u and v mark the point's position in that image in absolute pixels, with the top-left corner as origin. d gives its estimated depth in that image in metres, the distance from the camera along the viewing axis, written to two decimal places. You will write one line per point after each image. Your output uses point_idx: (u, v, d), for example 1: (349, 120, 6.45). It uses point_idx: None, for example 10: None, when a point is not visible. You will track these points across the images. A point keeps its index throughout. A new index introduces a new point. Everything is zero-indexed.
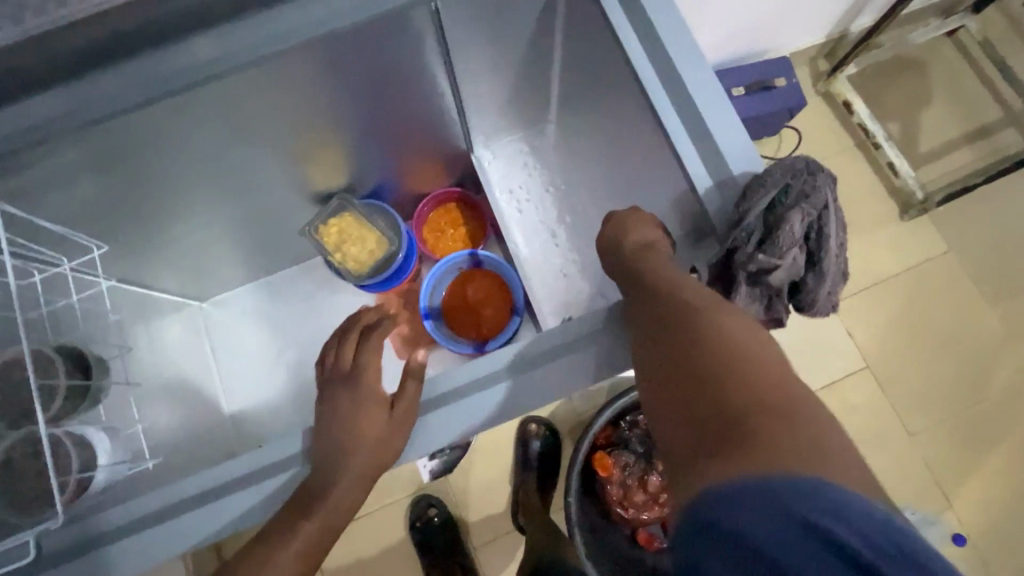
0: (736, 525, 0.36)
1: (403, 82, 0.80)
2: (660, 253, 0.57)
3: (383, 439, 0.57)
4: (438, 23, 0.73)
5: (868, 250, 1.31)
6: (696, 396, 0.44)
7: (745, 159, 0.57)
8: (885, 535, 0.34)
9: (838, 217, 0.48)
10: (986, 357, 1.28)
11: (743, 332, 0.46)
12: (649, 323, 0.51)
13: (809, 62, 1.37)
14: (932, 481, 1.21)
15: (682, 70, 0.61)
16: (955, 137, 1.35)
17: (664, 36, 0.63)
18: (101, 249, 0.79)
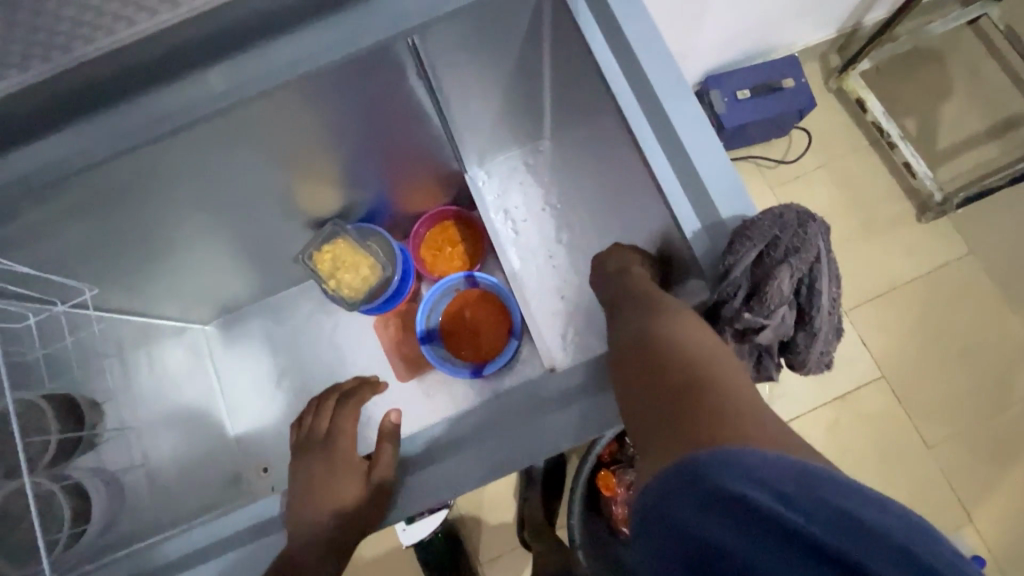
0: (683, 518, 0.36)
1: (390, 110, 0.78)
2: (635, 272, 0.58)
3: (365, 503, 0.54)
4: (419, 56, 0.70)
5: (902, 256, 1.22)
6: (641, 385, 0.45)
7: (727, 199, 0.53)
8: (794, 483, 0.34)
9: (832, 271, 0.43)
10: (1009, 365, 1.17)
11: (687, 326, 0.46)
12: (611, 324, 0.53)
13: (820, 58, 1.30)
14: (956, 500, 1.12)
15: (663, 100, 0.57)
16: (977, 133, 1.26)
17: (644, 62, 0.58)
18: (93, 290, 0.80)
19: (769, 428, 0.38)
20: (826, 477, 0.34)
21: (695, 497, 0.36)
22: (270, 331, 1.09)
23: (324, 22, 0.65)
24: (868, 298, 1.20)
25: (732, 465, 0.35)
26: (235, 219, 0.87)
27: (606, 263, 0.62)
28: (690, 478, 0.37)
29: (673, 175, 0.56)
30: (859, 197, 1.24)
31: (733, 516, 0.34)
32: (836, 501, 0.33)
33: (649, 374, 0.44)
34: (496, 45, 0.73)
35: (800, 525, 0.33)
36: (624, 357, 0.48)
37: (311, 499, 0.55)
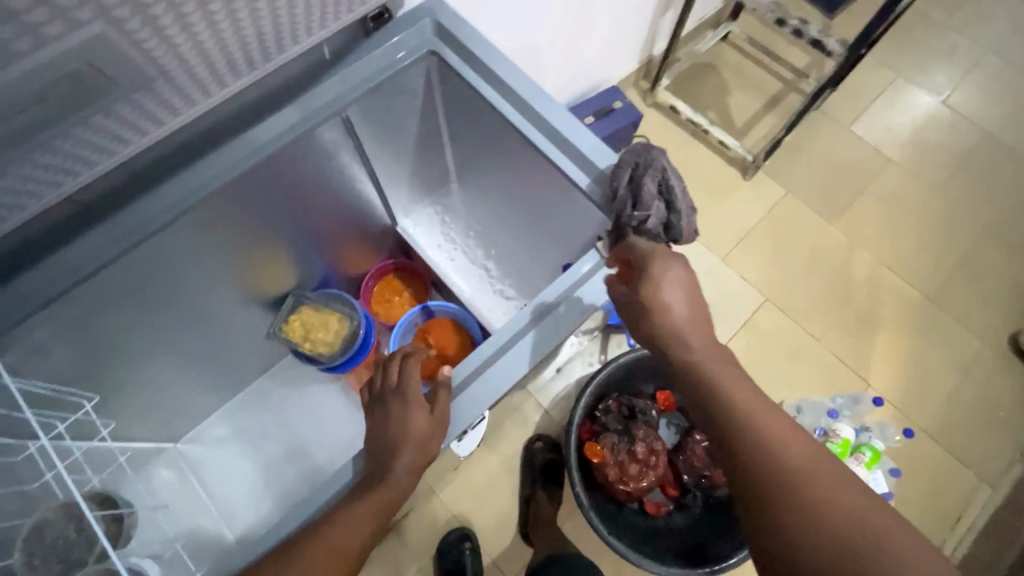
0: None
1: (323, 179, 0.94)
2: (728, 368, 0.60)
3: (427, 437, 0.58)
4: (349, 129, 0.89)
5: (744, 207, 1.56)
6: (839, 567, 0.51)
7: (598, 155, 0.69)
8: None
9: (681, 174, 0.61)
10: (844, 261, 1.52)
11: (859, 508, 0.54)
12: (758, 498, 0.56)
13: (634, 85, 1.68)
14: (850, 371, 1.39)
15: (532, 104, 0.74)
16: (757, 109, 1.69)
17: (508, 81, 0.75)
18: (92, 400, 0.88)
19: None
20: None
21: None
22: (253, 415, 1.14)
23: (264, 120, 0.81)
24: (732, 244, 1.52)
25: None
26: (204, 307, 0.96)
27: (684, 335, 0.59)
28: None
29: (560, 152, 0.72)
30: (697, 173, 1.60)
31: None
32: None
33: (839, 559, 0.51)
34: (401, 118, 0.92)
35: None
36: (803, 539, 0.53)
37: (386, 434, 0.58)
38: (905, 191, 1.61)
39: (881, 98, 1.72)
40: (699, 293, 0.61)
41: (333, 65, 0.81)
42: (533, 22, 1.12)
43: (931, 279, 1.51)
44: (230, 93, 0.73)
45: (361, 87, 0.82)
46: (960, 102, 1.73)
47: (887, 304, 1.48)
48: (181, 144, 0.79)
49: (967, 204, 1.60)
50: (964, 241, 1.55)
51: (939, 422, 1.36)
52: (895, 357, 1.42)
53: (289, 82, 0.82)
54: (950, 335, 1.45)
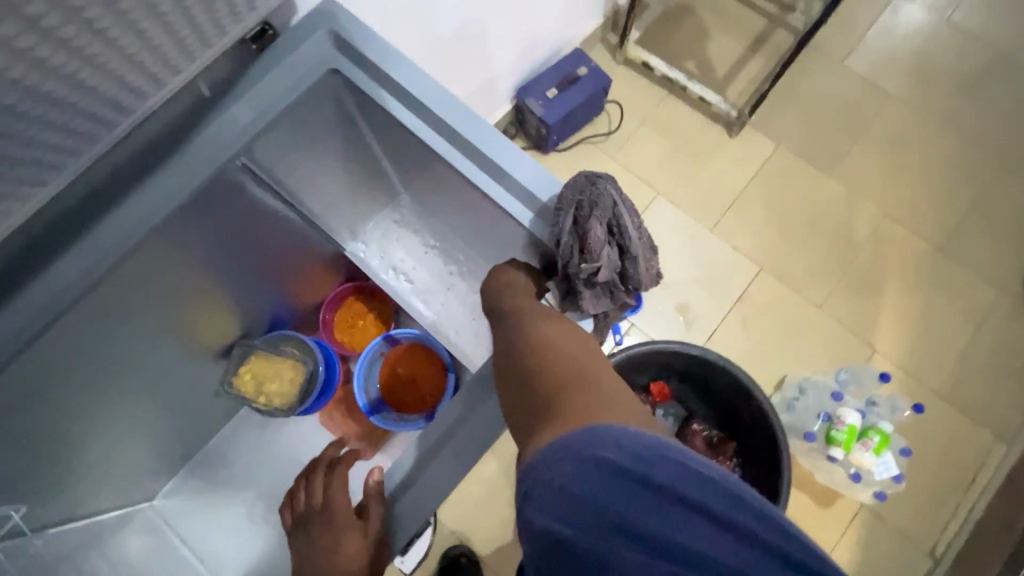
0: (563, 478, 0.41)
1: (242, 229, 0.81)
2: (520, 289, 0.59)
3: (367, 556, 0.57)
4: (253, 169, 0.73)
5: (732, 169, 1.43)
6: (519, 379, 0.51)
7: (539, 185, 0.59)
8: (654, 457, 0.41)
9: (633, 208, 0.51)
10: (843, 217, 1.40)
11: (554, 333, 0.53)
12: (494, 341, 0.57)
13: (601, 41, 1.50)
14: (854, 338, 1.31)
15: (459, 130, 0.62)
16: (741, 54, 1.52)
17: (429, 104, 0.64)
18: (17, 508, 0.80)
19: (620, 405, 0.45)
20: (668, 447, 0.42)
21: (572, 461, 0.41)
22: (229, 460, 1.06)
23: (146, 187, 0.66)
24: (722, 212, 1.40)
25: (598, 438, 0.41)
26: (144, 384, 0.86)
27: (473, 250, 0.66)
28: (565, 450, 0.42)
29: (500, 186, 0.61)
30: (678, 136, 1.45)
31: (608, 475, 0.40)
32: (675, 457, 0.41)
33: (519, 372, 0.51)
34: (323, 145, 0.79)
35: (668, 482, 0.40)
36: (501, 366, 0.54)
37: (317, 559, 0.58)
38: (908, 129, 1.46)
39: (877, 24, 1.54)
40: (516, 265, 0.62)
41: (216, 101, 0.68)
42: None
43: (938, 226, 1.39)
44: (92, 156, 0.61)
45: (252, 128, 0.67)
46: (966, 18, 1.55)
47: (892, 259, 1.37)
48: (59, 222, 0.67)
49: (977, 136, 1.46)
50: (974, 180, 1.42)
51: (951, 382, 1.29)
52: (900, 317, 1.33)
53: (171, 129, 0.68)
54: (959, 287, 1.35)
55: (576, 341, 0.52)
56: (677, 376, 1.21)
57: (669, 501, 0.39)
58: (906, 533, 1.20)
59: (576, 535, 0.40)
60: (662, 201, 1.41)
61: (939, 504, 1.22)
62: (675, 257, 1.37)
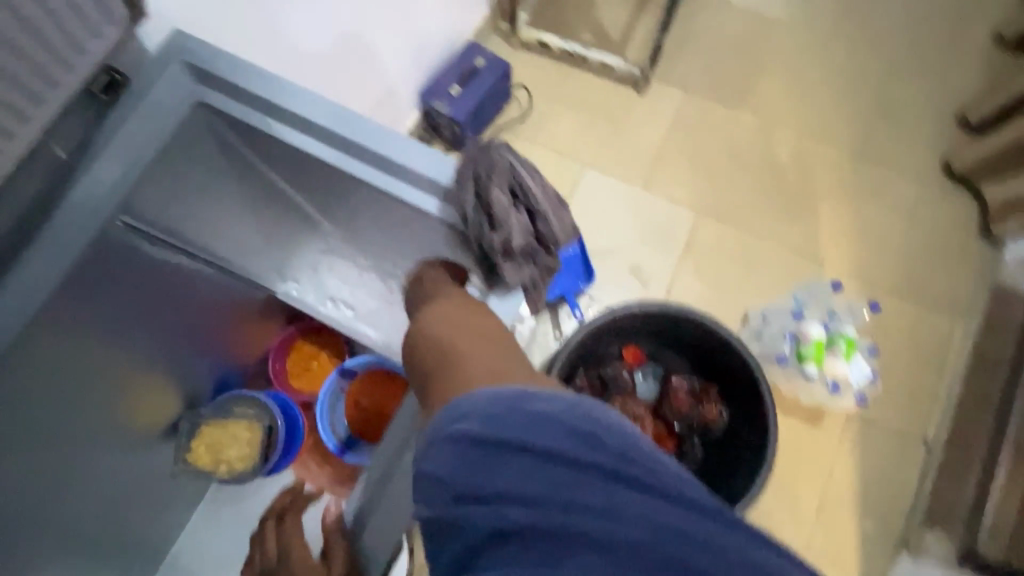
0: (430, 464, 0.42)
1: (138, 290, 0.74)
2: (426, 280, 0.58)
3: None
4: (140, 227, 0.68)
5: (649, 125, 1.45)
6: (409, 370, 0.52)
7: (432, 169, 0.57)
8: (502, 414, 0.41)
9: (529, 166, 0.51)
10: (764, 145, 1.43)
11: (431, 312, 0.53)
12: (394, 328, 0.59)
13: (494, 30, 1.49)
14: (803, 257, 1.34)
15: (340, 134, 0.59)
16: (630, 13, 1.54)
17: (309, 115, 0.61)
18: None
19: (484, 371, 0.46)
20: (524, 398, 0.42)
21: (437, 445, 0.42)
22: (210, 542, 0.96)
23: (13, 271, 0.60)
24: (649, 169, 1.41)
25: (455, 414, 0.43)
26: (85, 486, 0.79)
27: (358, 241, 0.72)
28: (433, 435, 0.43)
29: (402, 182, 0.59)
30: (591, 105, 1.46)
31: (462, 448, 0.41)
32: (528, 410, 0.41)
33: (406, 362, 0.53)
34: (211, 185, 0.75)
35: (519, 437, 0.39)
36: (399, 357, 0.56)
37: None
38: (802, 49, 1.51)
39: None
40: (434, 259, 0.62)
41: (76, 166, 0.63)
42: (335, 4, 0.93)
43: (852, 134, 1.44)
44: None
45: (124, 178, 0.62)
46: None
47: (818, 175, 1.41)
48: None
49: (863, 41, 1.51)
50: (873, 84, 1.48)
51: (900, 276, 1.32)
52: (839, 226, 1.36)
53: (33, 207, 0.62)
54: (884, 184, 1.40)
55: (453, 314, 0.52)
56: (646, 338, 1.21)
57: (518, 451, 0.39)
58: (896, 430, 1.23)
59: (450, 516, 0.40)
60: (590, 170, 1.41)
61: (917, 394, 1.25)
62: (617, 222, 1.38)
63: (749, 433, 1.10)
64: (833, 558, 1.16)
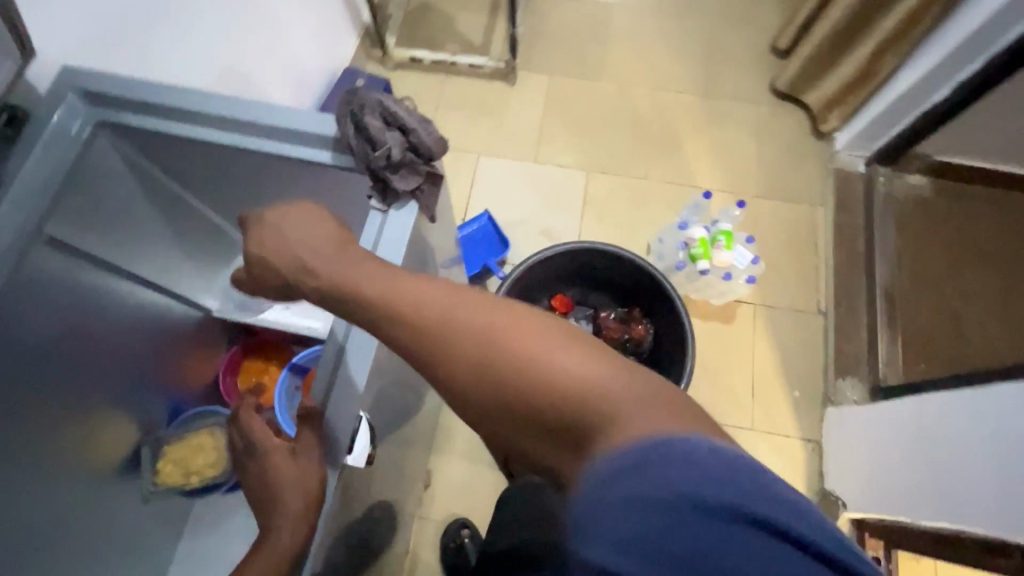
0: (628, 527, 0.36)
1: (80, 312, 0.79)
2: (338, 244, 0.60)
3: (302, 475, 0.65)
4: (63, 250, 0.74)
5: (525, 108, 1.62)
6: (519, 400, 0.47)
7: (314, 124, 0.66)
8: (736, 482, 0.36)
9: (395, 96, 0.61)
10: (626, 104, 1.64)
11: (536, 339, 0.47)
12: (417, 341, 0.52)
13: (369, 57, 1.64)
14: (681, 186, 1.53)
15: (226, 114, 0.68)
16: (487, 19, 1.72)
17: (202, 108, 0.69)
18: None
19: (651, 405, 0.42)
20: (742, 464, 0.38)
21: (637, 505, 0.37)
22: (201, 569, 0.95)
23: None
24: (535, 143, 1.58)
25: (659, 469, 0.37)
26: (54, 526, 0.80)
27: (288, 240, 0.61)
28: (626, 491, 0.37)
29: (300, 145, 0.67)
30: (471, 102, 1.62)
31: (684, 515, 0.35)
32: (753, 479, 0.37)
33: (506, 389, 0.47)
34: (122, 207, 0.82)
35: (750, 509, 0.35)
36: (473, 383, 0.49)
37: (255, 486, 0.67)
38: (638, 20, 1.75)
39: None
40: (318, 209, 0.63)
41: None
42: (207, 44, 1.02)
43: (695, 79, 1.68)
44: None
45: (40, 205, 0.69)
46: None
47: (676, 117, 1.62)
48: None
49: (683, 3, 1.77)
50: (702, 35, 1.73)
51: (763, 181, 1.54)
52: (704, 153, 1.58)
53: None
54: (731, 113, 1.63)
55: (568, 342, 0.47)
56: (569, 283, 1.36)
57: (742, 526, 0.35)
58: (794, 306, 1.42)
59: None
60: (485, 157, 1.56)
61: (803, 272, 1.45)
62: (520, 196, 1.52)
63: (672, 336, 1.24)
64: (773, 424, 1.32)
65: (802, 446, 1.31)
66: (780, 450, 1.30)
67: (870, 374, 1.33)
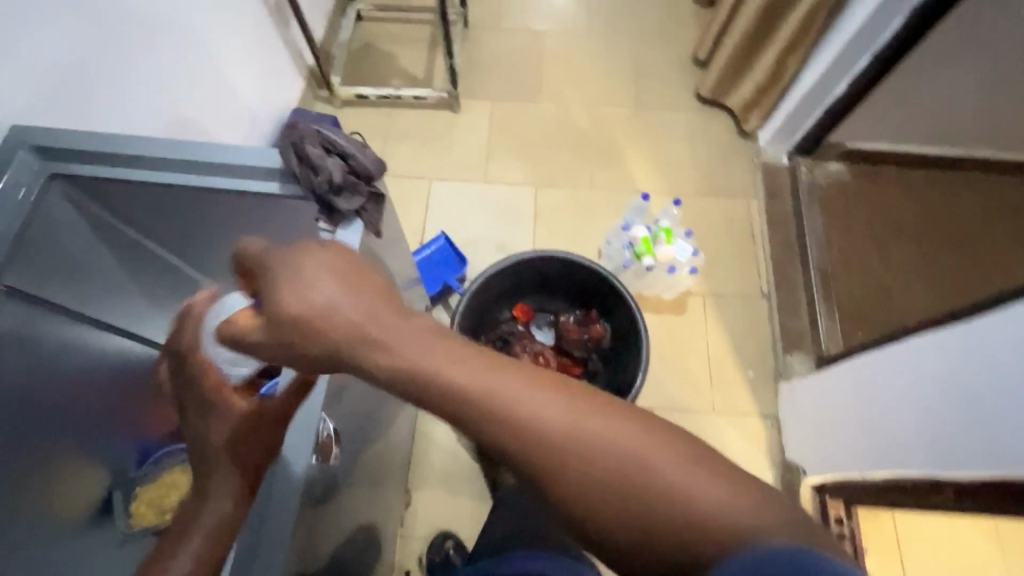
0: None
1: (40, 360, 0.80)
2: (334, 281, 0.49)
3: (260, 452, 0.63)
4: (21, 303, 0.76)
5: (471, 133, 1.70)
6: (631, 529, 0.37)
7: (258, 157, 0.70)
8: None
9: (330, 131, 0.71)
10: (566, 121, 1.74)
11: (657, 452, 0.38)
12: (499, 448, 0.41)
13: (316, 98, 1.70)
14: (624, 192, 1.63)
15: (171, 155, 0.72)
16: (427, 53, 1.81)
17: (147, 151, 0.72)
18: None
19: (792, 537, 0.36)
20: None
21: None
22: None
23: None
24: (484, 165, 1.66)
25: None
26: None
27: (338, 318, 0.47)
28: None
29: (246, 178, 0.72)
30: (419, 132, 1.69)
31: None
32: None
33: (616, 515, 0.38)
34: (76, 257, 0.84)
35: None
36: (579, 507, 0.39)
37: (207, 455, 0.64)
38: (569, 44, 1.87)
39: None
40: (312, 240, 0.52)
41: None
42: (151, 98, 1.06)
43: (626, 93, 1.80)
44: None
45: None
46: None
47: (613, 129, 1.73)
48: None
49: (609, 25, 1.90)
50: (629, 53, 1.86)
51: (699, 181, 1.66)
52: (642, 160, 1.69)
53: None
54: (663, 122, 1.75)
55: (692, 457, 0.38)
56: (526, 292, 1.43)
57: None
58: (740, 292, 1.51)
59: None
60: (437, 182, 1.63)
61: (744, 260, 1.55)
62: (474, 215, 1.59)
63: (626, 332, 1.30)
64: (733, 405, 1.40)
65: (762, 423, 1.38)
66: (742, 428, 1.38)
67: (815, 348, 1.42)
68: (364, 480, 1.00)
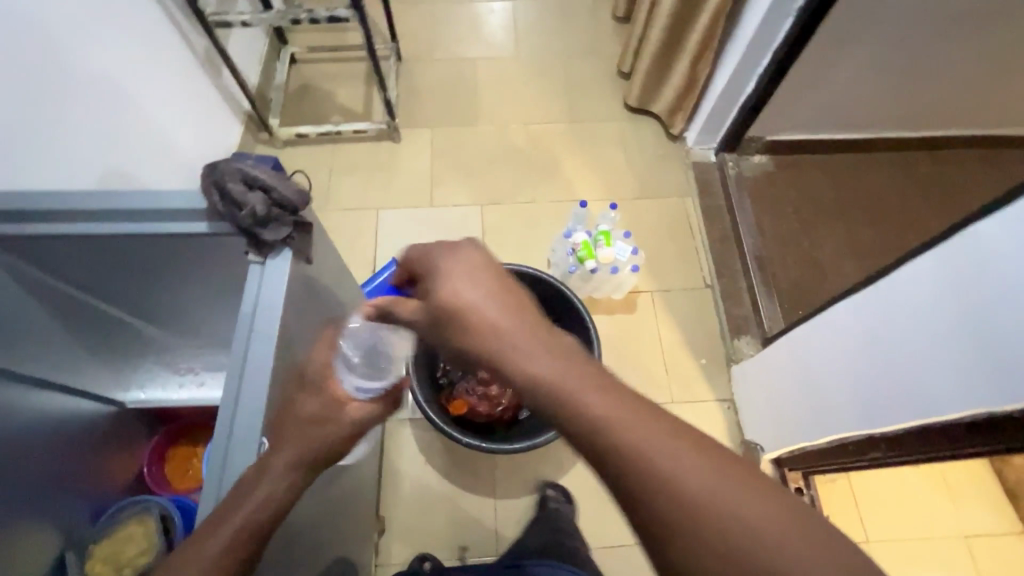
0: None
1: None
2: (509, 311, 0.55)
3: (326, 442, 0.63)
4: None
5: (413, 161, 1.75)
6: None
7: (182, 199, 0.73)
8: None
9: (252, 164, 0.71)
10: (504, 141, 1.81)
11: (810, 544, 0.40)
12: (650, 501, 0.44)
13: (256, 141, 1.72)
14: (566, 202, 1.70)
15: (93, 207, 0.73)
16: (364, 89, 1.86)
17: (69, 204, 0.73)
18: None
19: None
20: None
21: None
22: None
23: None
24: (429, 190, 1.70)
25: None
26: None
27: (502, 331, 0.53)
28: None
29: (175, 221, 0.74)
30: (362, 165, 1.73)
31: None
32: None
33: None
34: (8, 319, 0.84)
35: None
36: (719, 573, 0.41)
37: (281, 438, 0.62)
38: (501, 68, 1.95)
39: (434, 23, 2.02)
40: (489, 265, 0.58)
41: None
42: (75, 153, 1.07)
43: (560, 109, 1.88)
44: None
45: None
46: None
47: (551, 144, 1.81)
48: None
49: (538, 47, 1.99)
50: (559, 71, 1.95)
51: (636, 184, 1.74)
52: (580, 170, 1.76)
53: None
54: (596, 132, 1.83)
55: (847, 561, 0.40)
56: None
57: None
58: (684, 285, 1.58)
59: None
60: (384, 211, 1.67)
61: (685, 254, 1.63)
62: (423, 239, 1.63)
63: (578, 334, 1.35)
64: (689, 392, 1.45)
65: (719, 407, 1.44)
66: (700, 413, 1.43)
67: (759, 329, 1.49)
68: (335, 509, 1.00)
